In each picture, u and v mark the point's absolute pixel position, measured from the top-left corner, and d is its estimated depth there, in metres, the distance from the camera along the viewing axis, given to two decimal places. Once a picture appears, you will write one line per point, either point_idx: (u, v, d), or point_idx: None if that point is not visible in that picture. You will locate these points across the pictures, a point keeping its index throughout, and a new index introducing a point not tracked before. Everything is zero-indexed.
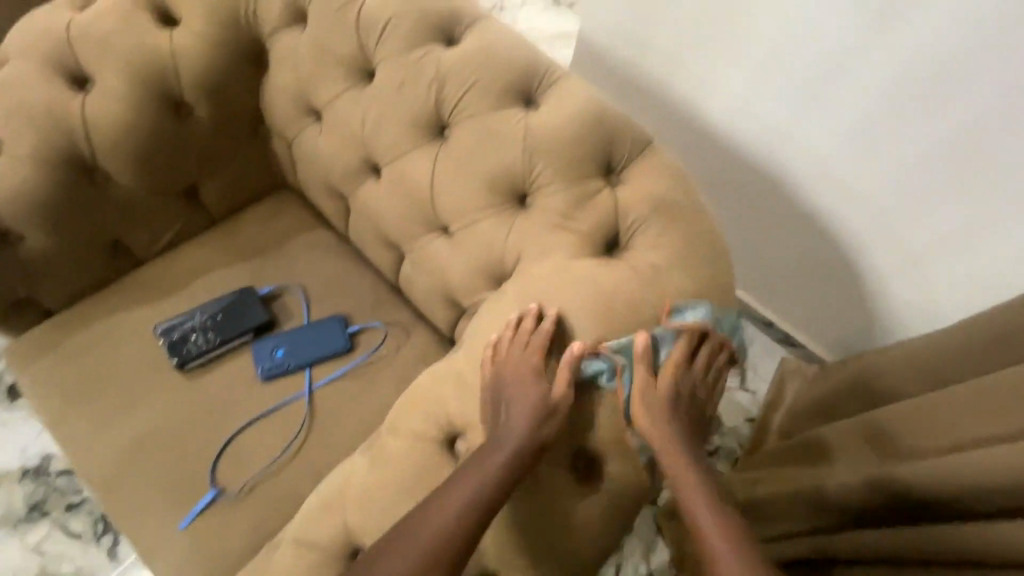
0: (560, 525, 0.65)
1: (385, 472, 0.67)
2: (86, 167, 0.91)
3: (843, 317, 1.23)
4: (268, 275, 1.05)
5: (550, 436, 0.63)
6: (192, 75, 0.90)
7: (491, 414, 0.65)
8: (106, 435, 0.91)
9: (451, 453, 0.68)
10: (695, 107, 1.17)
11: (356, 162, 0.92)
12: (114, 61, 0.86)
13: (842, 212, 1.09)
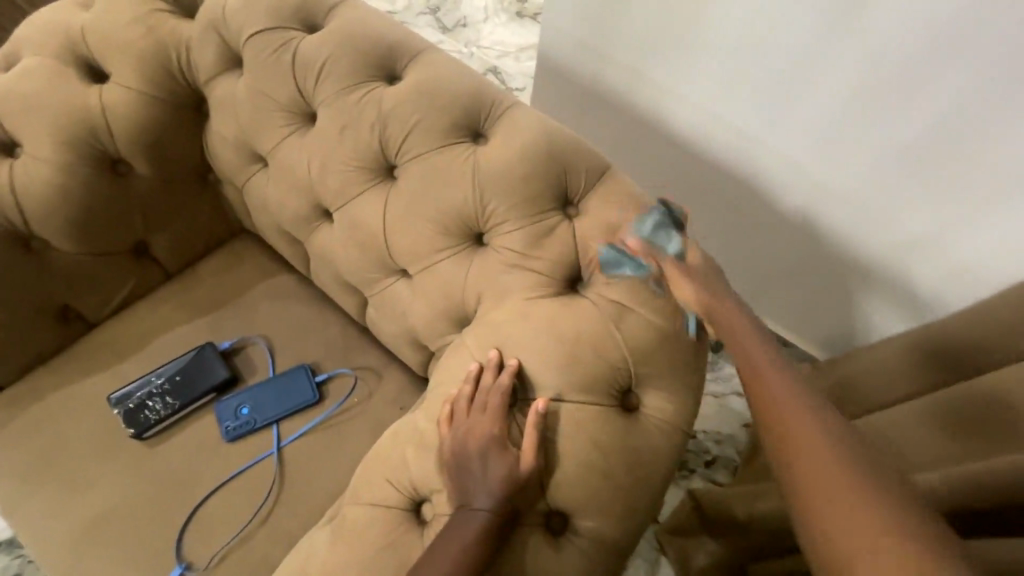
0: None
1: (351, 545, 0.62)
2: (22, 234, 0.87)
3: (833, 316, 1.20)
4: (229, 328, 1.00)
5: (519, 495, 0.59)
6: (125, 131, 0.86)
7: (454, 476, 0.61)
8: (65, 517, 0.86)
9: (419, 519, 0.64)
10: (664, 114, 1.14)
11: (306, 207, 0.88)
12: (43, 126, 0.83)
13: (821, 210, 1.06)
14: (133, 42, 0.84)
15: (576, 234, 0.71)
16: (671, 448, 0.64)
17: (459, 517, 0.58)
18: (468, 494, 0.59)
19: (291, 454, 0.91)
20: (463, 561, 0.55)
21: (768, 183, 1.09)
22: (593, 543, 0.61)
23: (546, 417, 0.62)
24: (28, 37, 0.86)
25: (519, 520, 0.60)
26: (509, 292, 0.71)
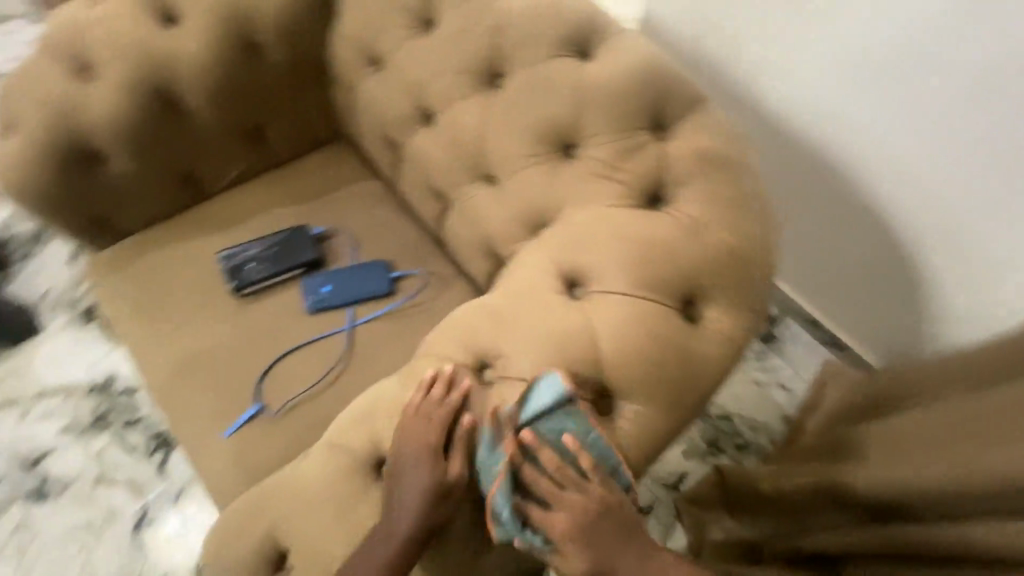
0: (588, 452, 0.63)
1: (416, 390, 0.69)
2: (169, 96, 0.97)
3: (896, 320, 1.18)
4: (321, 218, 1.11)
5: (579, 365, 0.65)
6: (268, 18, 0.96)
7: (523, 337, 0.68)
8: (167, 350, 0.99)
9: (479, 377, 0.69)
10: (754, 91, 1.13)
11: (411, 110, 0.95)
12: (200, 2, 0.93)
13: (904, 208, 1.04)
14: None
15: (664, 155, 0.74)
16: (725, 362, 0.67)
17: (416, 453, 0.64)
18: (513, 356, 0.67)
19: (361, 334, 1.01)
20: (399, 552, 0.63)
21: (853, 169, 1.07)
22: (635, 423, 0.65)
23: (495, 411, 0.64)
24: None
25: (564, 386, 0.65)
26: (589, 201, 0.75)
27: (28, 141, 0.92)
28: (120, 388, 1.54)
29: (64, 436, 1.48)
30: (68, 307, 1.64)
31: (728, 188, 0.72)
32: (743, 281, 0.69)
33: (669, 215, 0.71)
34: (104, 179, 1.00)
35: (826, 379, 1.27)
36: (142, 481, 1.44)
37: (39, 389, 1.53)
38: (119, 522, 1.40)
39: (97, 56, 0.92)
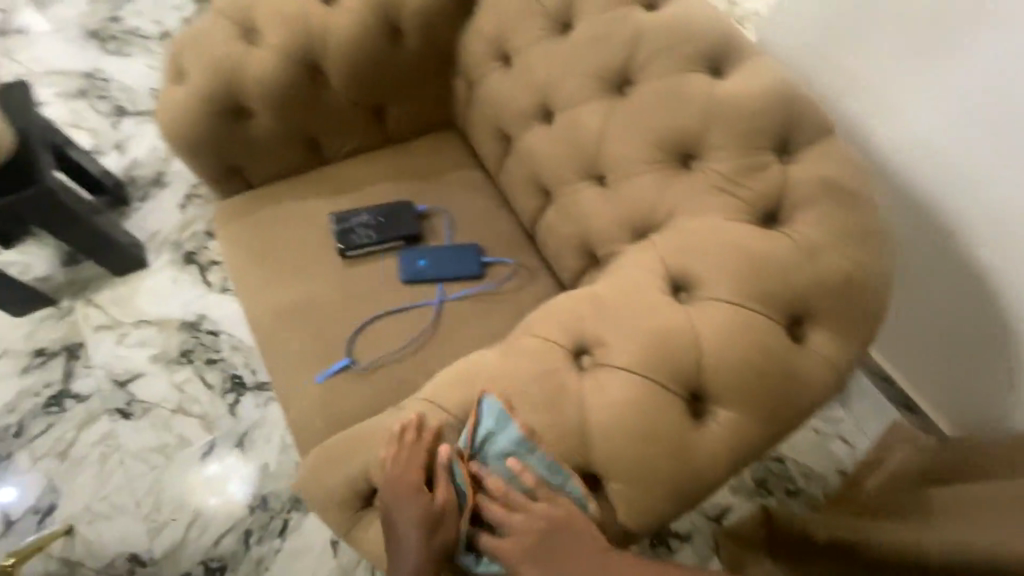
0: (682, 449, 0.64)
1: (515, 364, 0.71)
2: (315, 65, 1.03)
3: (985, 396, 1.14)
4: (426, 197, 1.18)
5: (682, 362, 0.66)
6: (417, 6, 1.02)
7: (628, 329, 0.69)
8: (275, 297, 1.07)
9: (576, 362, 0.71)
10: (863, 139, 1.13)
11: (533, 107, 1.00)
12: None
13: (1009, 279, 1.00)
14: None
15: (786, 179, 0.76)
16: (826, 383, 0.67)
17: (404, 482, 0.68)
18: (615, 347, 0.68)
19: (449, 311, 1.06)
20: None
21: (955, 225, 1.05)
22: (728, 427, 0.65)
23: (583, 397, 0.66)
24: None
25: (664, 381, 0.66)
26: (701, 212, 0.78)
27: (189, 91, 1.00)
28: (207, 328, 1.67)
29: (153, 363, 1.61)
30: (172, 249, 1.79)
31: (848, 216, 0.73)
32: (854, 309, 0.70)
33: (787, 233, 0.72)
34: (244, 134, 1.07)
35: (893, 442, 1.25)
36: (214, 416, 1.55)
37: (138, 317, 1.67)
38: (188, 449, 1.50)
39: (262, 22, 1.00)
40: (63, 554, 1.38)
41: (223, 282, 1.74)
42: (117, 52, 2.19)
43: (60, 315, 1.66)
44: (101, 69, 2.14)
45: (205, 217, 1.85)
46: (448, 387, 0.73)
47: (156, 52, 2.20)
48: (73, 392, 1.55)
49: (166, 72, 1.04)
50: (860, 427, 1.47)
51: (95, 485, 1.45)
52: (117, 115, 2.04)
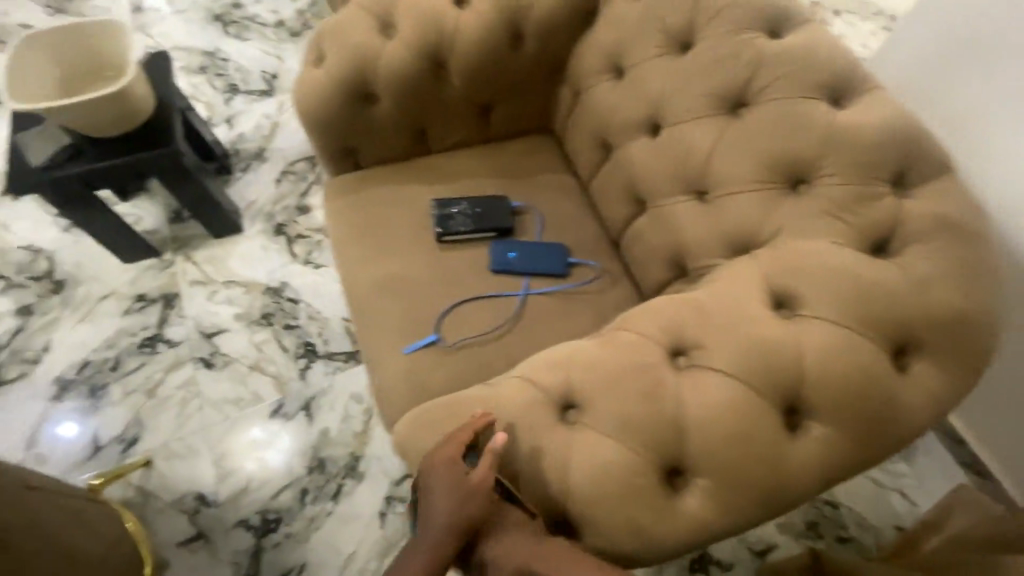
0: (776, 458, 0.66)
1: (613, 356, 0.73)
2: (440, 61, 1.11)
3: None
4: (519, 195, 1.24)
5: (785, 374, 0.68)
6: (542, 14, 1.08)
7: (730, 334, 0.71)
8: (372, 270, 1.14)
9: (672, 362, 0.73)
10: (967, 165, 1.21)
11: (641, 120, 1.04)
12: None
13: None
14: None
15: (900, 212, 0.77)
16: (923, 415, 0.69)
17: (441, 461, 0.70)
18: (714, 351, 0.70)
19: (533, 304, 1.10)
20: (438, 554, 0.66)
21: None
22: (822, 444, 0.67)
23: (680, 393, 0.69)
24: None
25: (764, 390, 0.67)
26: (809, 235, 0.79)
27: (325, 73, 1.09)
28: (288, 295, 1.78)
29: (236, 321, 1.73)
30: (265, 219, 1.92)
31: (963, 257, 0.73)
32: (960, 346, 0.70)
33: (899, 264, 0.73)
34: (365, 118, 1.15)
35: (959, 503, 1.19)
36: (286, 377, 1.65)
37: (228, 277, 1.80)
38: (260, 405, 1.61)
39: (399, 18, 1.08)
40: (141, 483, 1.49)
41: (306, 255, 1.85)
42: (236, 36, 2.38)
43: (161, 266, 1.81)
44: (221, 49, 2.33)
45: (297, 194, 1.98)
46: (543, 368, 0.76)
47: (270, 38, 2.38)
48: (165, 337, 1.69)
49: (306, 54, 1.13)
50: (921, 482, 1.42)
51: (174, 425, 1.57)
52: (231, 93, 2.22)
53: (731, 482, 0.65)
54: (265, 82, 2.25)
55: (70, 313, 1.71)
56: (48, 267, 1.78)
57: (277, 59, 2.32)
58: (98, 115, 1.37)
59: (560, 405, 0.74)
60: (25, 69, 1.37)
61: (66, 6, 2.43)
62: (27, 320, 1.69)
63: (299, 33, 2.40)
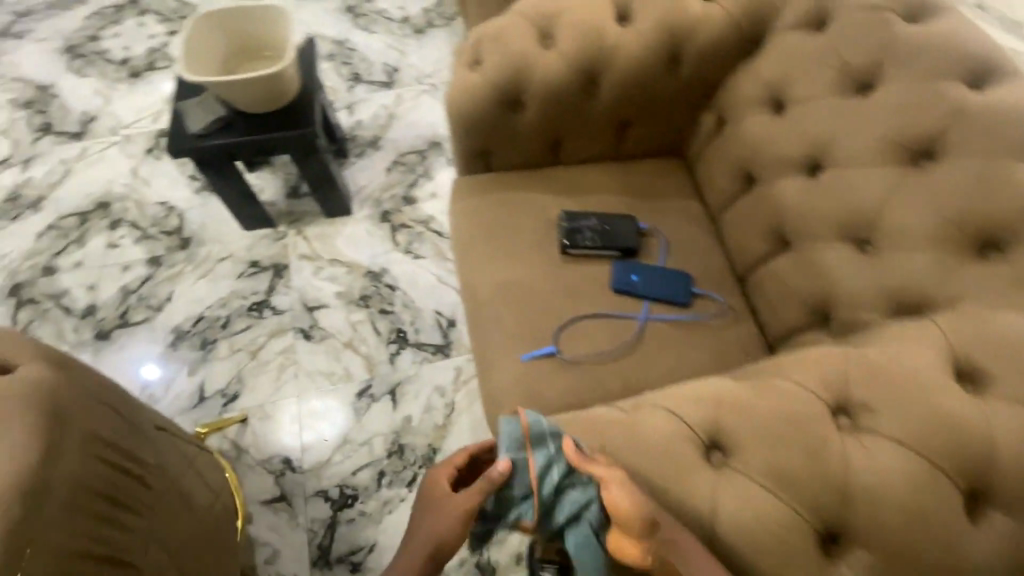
0: (947, 539, 0.64)
1: (769, 404, 0.71)
2: (595, 75, 1.11)
3: None
4: (646, 216, 1.22)
5: (970, 452, 0.65)
6: (706, 39, 1.06)
7: (906, 401, 0.68)
8: (494, 272, 1.15)
9: (835, 420, 0.71)
10: None
11: (798, 158, 1.00)
12: (656, 11, 1.06)
13: None
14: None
15: None
16: None
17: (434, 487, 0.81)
18: (886, 416, 0.68)
19: (652, 329, 1.08)
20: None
21: None
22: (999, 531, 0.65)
23: (845, 455, 0.67)
24: None
25: (943, 466, 0.65)
26: (1001, 306, 0.74)
27: (481, 76, 1.12)
28: (386, 281, 1.84)
29: (337, 299, 1.81)
30: (373, 205, 2.00)
31: None
32: None
33: None
34: (509, 124, 1.17)
35: None
36: (377, 359, 1.70)
37: (334, 256, 1.89)
38: (349, 383, 1.66)
39: (560, 31, 1.09)
40: (235, 439, 1.58)
41: (407, 244, 1.91)
42: (364, 28, 2.50)
43: (275, 236, 1.92)
44: (349, 39, 2.45)
45: (405, 184, 2.05)
46: (688, 403, 0.75)
47: (395, 33, 2.48)
48: (272, 304, 1.79)
49: (462, 55, 1.17)
50: None
51: (270, 389, 1.65)
52: (354, 81, 2.32)
53: (894, 553, 0.65)
54: (387, 74, 2.35)
55: (192, 269, 1.84)
56: (178, 225, 1.93)
57: (399, 53, 2.42)
58: (252, 90, 1.47)
59: (705, 444, 0.73)
60: (199, 43, 1.51)
61: None
62: (155, 270, 1.84)
63: (422, 30, 2.49)
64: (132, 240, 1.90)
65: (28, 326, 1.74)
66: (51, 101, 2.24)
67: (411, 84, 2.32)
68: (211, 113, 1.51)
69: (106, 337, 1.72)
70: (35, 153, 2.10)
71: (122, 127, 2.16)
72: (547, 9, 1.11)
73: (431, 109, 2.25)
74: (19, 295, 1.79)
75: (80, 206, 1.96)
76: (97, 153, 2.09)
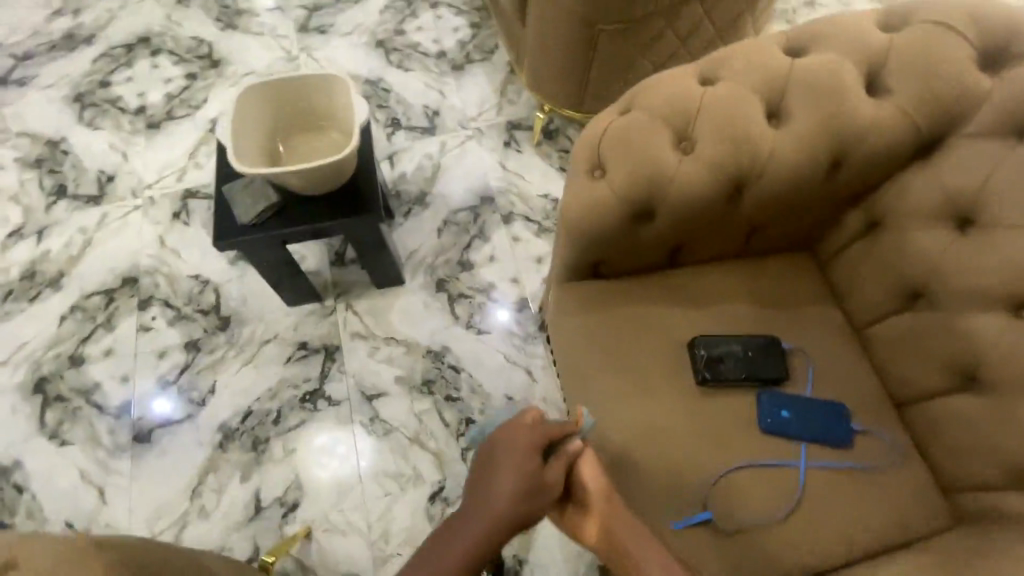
0: None
1: None
2: (742, 184, 0.96)
3: None
4: (785, 330, 1.07)
5: None
6: (878, 145, 0.91)
7: None
8: (621, 409, 1.01)
9: None
10: None
11: (999, 293, 0.86)
12: (818, 113, 0.91)
13: None
14: (947, 77, 0.87)
15: None
16: None
17: (518, 454, 0.85)
18: None
19: (814, 480, 0.95)
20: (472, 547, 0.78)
21: None
22: None
23: None
24: (829, 33, 0.95)
25: None
26: None
27: (609, 187, 0.96)
28: (449, 362, 1.69)
29: (397, 385, 1.65)
30: (426, 272, 1.84)
31: None
32: None
33: None
34: (636, 235, 1.02)
35: None
36: (448, 456, 1.56)
37: (390, 334, 1.73)
38: (421, 485, 1.53)
39: (701, 136, 0.94)
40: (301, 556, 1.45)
41: (468, 317, 1.76)
42: (398, 65, 2.31)
43: (324, 313, 1.75)
44: (383, 79, 2.27)
45: (460, 246, 1.89)
46: None
47: (432, 70, 2.30)
48: (326, 394, 1.63)
49: (578, 157, 1.00)
50: None
51: (334, 495, 1.52)
52: (392, 127, 2.15)
53: None
54: (428, 118, 2.17)
55: (235, 355, 1.68)
56: (215, 301, 1.76)
57: (439, 93, 2.23)
58: (313, 177, 1.30)
59: None
60: (251, 124, 1.34)
61: (235, 20, 2.44)
62: (193, 357, 1.67)
63: (461, 66, 2.31)
64: (165, 321, 1.73)
65: (59, 430, 1.58)
66: (63, 160, 2.04)
67: (454, 129, 2.14)
68: (266, 203, 1.34)
69: (146, 440, 1.57)
70: (50, 221, 1.91)
71: (143, 188, 1.98)
72: (685, 108, 0.95)
73: (478, 157, 2.08)
74: (45, 392, 1.63)
75: (105, 283, 1.79)
76: (118, 220, 1.91)
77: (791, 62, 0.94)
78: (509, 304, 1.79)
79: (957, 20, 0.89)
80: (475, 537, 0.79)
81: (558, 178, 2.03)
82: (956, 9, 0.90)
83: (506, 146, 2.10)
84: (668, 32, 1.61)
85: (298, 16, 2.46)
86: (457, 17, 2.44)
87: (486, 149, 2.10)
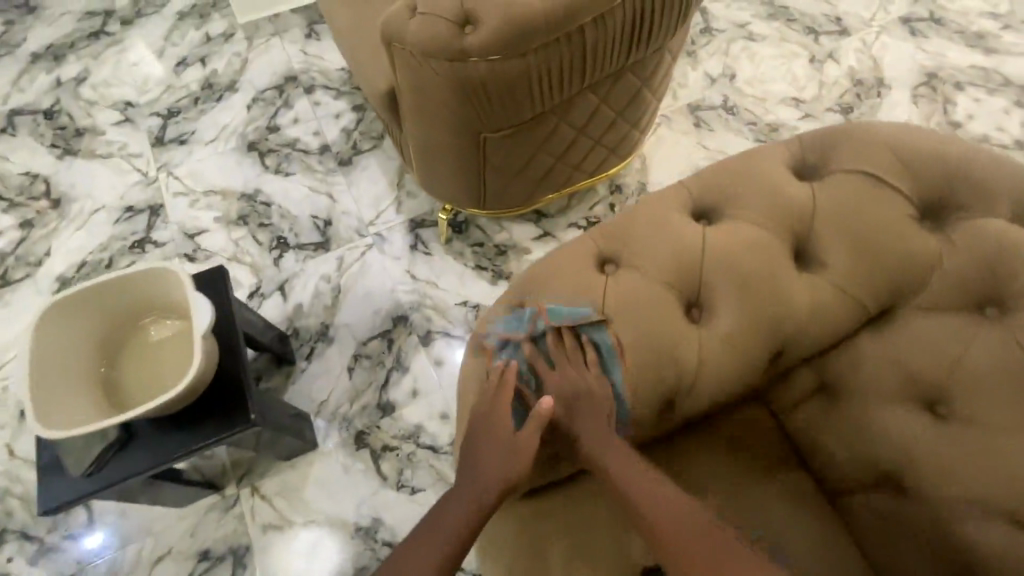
0: None
1: None
2: (679, 391, 0.82)
3: None
4: (745, 517, 0.88)
5: None
6: (824, 333, 0.83)
7: None
8: None
9: None
10: None
11: (986, 495, 0.77)
12: (746, 306, 0.80)
13: None
14: (881, 251, 0.79)
15: None
16: None
17: (496, 420, 0.84)
18: None
19: None
20: (463, 526, 0.78)
21: None
22: None
23: None
24: (744, 194, 0.83)
25: None
26: None
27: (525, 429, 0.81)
28: (383, 537, 1.47)
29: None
30: (341, 427, 1.59)
31: None
32: None
33: None
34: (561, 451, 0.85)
35: None
36: None
37: (309, 515, 1.49)
38: None
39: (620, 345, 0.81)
40: None
41: (397, 476, 1.53)
42: (276, 169, 2.02)
43: (225, 505, 1.49)
44: (261, 190, 1.98)
45: (376, 384, 1.65)
46: None
47: (316, 169, 2.02)
48: None
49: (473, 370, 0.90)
50: None
51: None
52: (279, 249, 1.87)
53: None
54: (319, 230, 1.90)
55: None
56: (87, 521, 1.46)
57: (328, 197, 1.96)
58: (169, 405, 1.05)
59: None
60: (63, 357, 1.07)
61: (75, 143, 2.09)
62: None
63: (349, 159, 2.04)
64: (27, 560, 1.42)
65: None
66: None
67: (351, 239, 1.88)
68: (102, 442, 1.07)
69: None
70: None
71: None
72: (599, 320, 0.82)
73: (382, 268, 1.83)
74: None
75: None
76: None
77: (705, 235, 0.82)
78: (442, 448, 1.56)
79: (887, 173, 0.82)
80: (460, 520, 0.78)
81: (476, 279, 1.81)
82: (887, 160, 0.82)
83: (412, 250, 1.86)
84: (563, 124, 1.41)
85: (152, 126, 2.13)
86: (336, 100, 2.16)
87: (390, 257, 1.85)
